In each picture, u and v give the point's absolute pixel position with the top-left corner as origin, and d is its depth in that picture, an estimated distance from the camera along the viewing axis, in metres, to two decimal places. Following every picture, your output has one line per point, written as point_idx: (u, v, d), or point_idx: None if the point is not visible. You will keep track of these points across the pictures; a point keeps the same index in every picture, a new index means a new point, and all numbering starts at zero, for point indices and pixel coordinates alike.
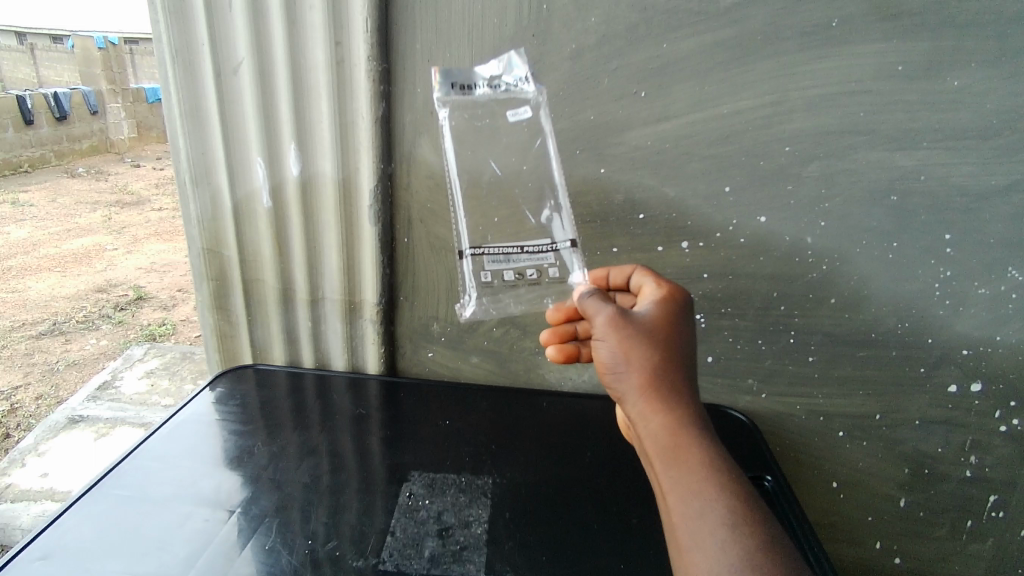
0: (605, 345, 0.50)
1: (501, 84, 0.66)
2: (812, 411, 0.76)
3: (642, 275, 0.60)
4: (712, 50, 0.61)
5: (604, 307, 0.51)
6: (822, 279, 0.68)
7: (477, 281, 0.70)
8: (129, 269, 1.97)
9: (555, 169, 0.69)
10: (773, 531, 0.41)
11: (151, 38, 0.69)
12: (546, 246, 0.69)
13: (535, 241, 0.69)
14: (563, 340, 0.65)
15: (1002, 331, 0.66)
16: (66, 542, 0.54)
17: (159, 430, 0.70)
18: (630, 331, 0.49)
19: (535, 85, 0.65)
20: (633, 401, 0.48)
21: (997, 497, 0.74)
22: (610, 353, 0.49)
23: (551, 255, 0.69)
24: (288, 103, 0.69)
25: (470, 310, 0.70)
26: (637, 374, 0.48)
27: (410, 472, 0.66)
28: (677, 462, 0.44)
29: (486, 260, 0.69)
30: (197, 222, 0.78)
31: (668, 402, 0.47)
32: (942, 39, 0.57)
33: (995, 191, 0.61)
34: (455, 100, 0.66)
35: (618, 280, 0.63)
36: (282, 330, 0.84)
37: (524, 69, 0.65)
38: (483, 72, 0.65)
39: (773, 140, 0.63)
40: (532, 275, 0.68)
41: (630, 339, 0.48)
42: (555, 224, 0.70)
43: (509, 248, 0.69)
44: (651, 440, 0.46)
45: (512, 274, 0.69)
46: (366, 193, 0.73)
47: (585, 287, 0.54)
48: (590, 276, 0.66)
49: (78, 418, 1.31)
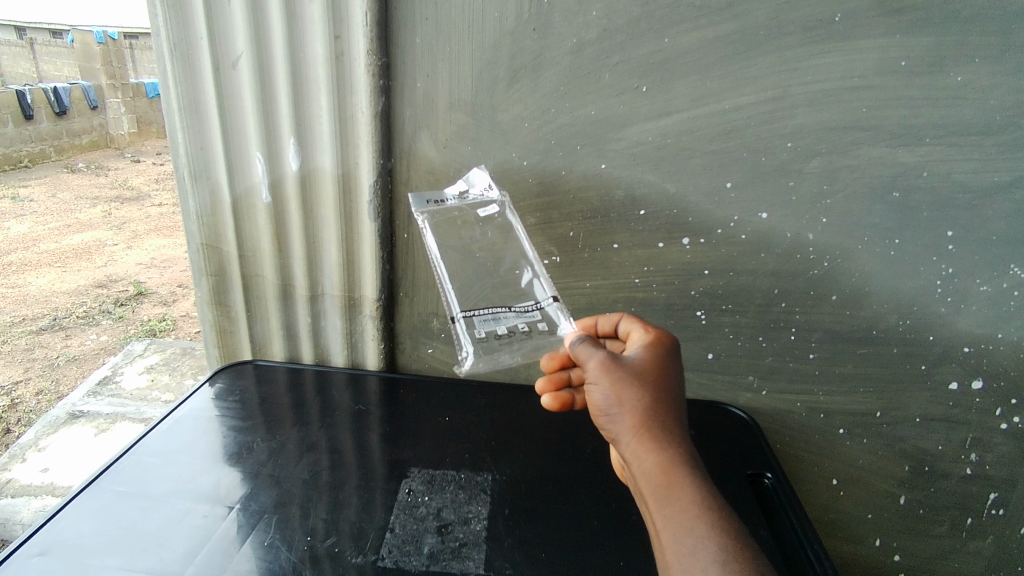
0: (598, 388, 0.50)
1: (469, 197, 0.71)
2: (813, 408, 0.76)
3: (630, 321, 0.60)
4: (713, 46, 0.60)
5: (597, 351, 0.52)
6: (823, 276, 0.68)
7: (472, 338, 0.65)
8: (129, 265, 1.98)
9: (525, 245, 0.73)
10: (765, 567, 0.40)
11: (149, 31, 0.69)
12: (531, 305, 0.69)
13: (519, 304, 0.70)
14: (558, 388, 0.60)
15: (1003, 329, 0.65)
16: (66, 537, 0.54)
17: (159, 426, 0.70)
18: (622, 372, 0.49)
19: (498, 190, 0.71)
20: (626, 440, 0.48)
21: (997, 494, 0.73)
22: (603, 394, 0.49)
23: (538, 313, 0.69)
24: (287, 98, 0.69)
25: (470, 363, 0.63)
26: (629, 415, 0.48)
27: (410, 470, 0.65)
28: (670, 500, 0.44)
29: (477, 319, 0.67)
30: (197, 217, 0.78)
31: (661, 441, 0.46)
32: (947, 34, 0.56)
33: (998, 188, 0.61)
34: (432, 212, 0.71)
35: (607, 328, 0.62)
36: (281, 326, 0.84)
37: (485, 177, 0.71)
38: (451, 191, 0.72)
39: (775, 136, 0.63)
40: (523, 330, 0.67)
41: (621, 380, 0.49)
42: (536, 287, 0.71)
43: (497, 309, 0.68)
44: (644, 479, 0.46)
45: (503, 331, 0.66)
46: (365, 187, 0.73)
47: (576, 334, 0.55)
48: (579, 324, 0.66)
49: (78, 413, 1.30)
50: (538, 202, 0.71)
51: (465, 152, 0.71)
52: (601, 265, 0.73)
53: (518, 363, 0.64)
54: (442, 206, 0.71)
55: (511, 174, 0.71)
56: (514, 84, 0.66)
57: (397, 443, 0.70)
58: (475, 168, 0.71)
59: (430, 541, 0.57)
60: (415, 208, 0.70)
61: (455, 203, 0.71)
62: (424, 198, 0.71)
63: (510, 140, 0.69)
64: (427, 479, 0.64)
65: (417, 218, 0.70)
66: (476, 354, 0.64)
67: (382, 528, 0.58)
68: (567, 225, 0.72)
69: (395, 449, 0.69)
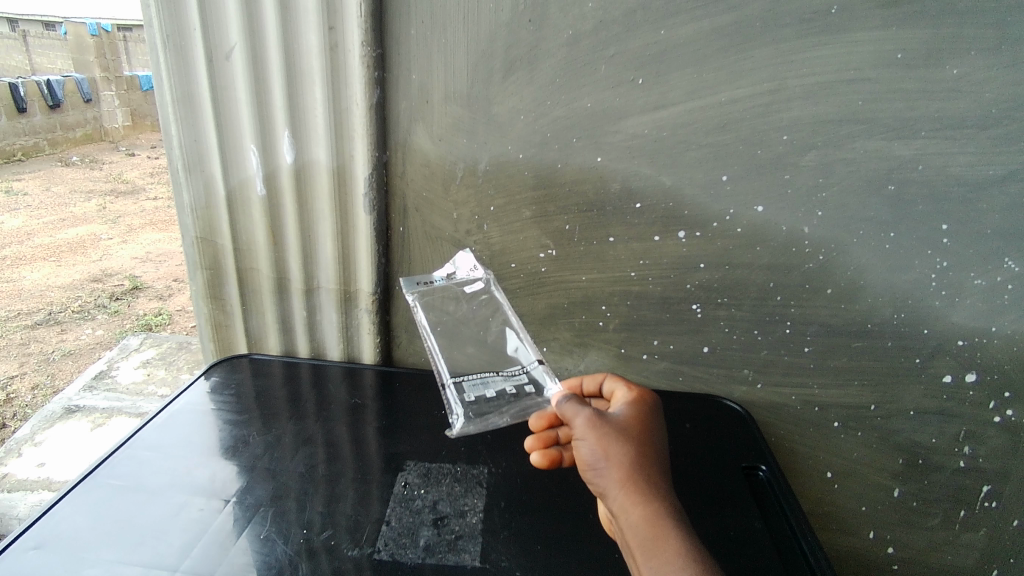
0: (585, 444, 0.50)
1: (456, 277, 0.77)
2: (808, 402, 0.76)
3: (613, 381, 0.62)
4: (708, 38, 0.60)
5: (582, 409, 0.52)
6: (818, 269, 0.68)
7: (461, 401, 0.66)
8: (125, 259, 1.99)
9: (510, 313, 0.76)
10: None
11: (141, 21, 0.68)
12: (517, 370, 0.71)
13: (506, 368, 0.71)
14: (547, 446, 0.59)
15: (998, 323, 0.66)
16: (60, 531, 0.54)
17: (154, 420, 0.70)
18: (607, 428, 0.51)
19: (482, 270, 0.77)
20: (613, 494, 0.48)
21: (990, 487, 0.73)
22: (589, 450, 0.50)
23: (524, 376, 0.70)
24: (281, 90, 0.68)
25: (460, 426, 0.63)
26: (615, 469, 0.48)
27: (406, 464, 0.66)
28: (656, 553, 0.44)
29: (466, 383, 0.68)
30: (191, 210, 0.78)
31: (647, 494, 0.47)
32: (942, 27, 0.56)
33: (993, 181, 0.60)
34: (422, 292, 0.75)
35: (591, 388, 0.64)
36: (276, 319, 0.84)
37: (469, 259, 0.76)
38: (440, 273, 0.77)
39: (771, 129, 0.63)
40: (511, 392, 0.68)
41: (608, 436, 0.50)
42: (520, 352, 0.73)
43: (485, 373, 0.69)
44: (630, 533, 0.46)
45: (492, 394, 0.67)
46: (360, 180, 0.73)
47: (562, 392, 0.56)
48: (564, 384, 0.67)
49: (74, 408, 1.33)
50: (534, 195, 0.71)
51: (460, 146, 0.70)
52: (597, 258, 0.73)
53: (507, 424, 0.64)
54: (430, 285, 0.76)
55: (507, 167, 0.70)
56: (510, 76, 0.66)
57: (392, 436, 0.70)
58: (459, 253, 0.76)
59: (426, 532, 0.57)
60: (405, 289, 0.75)
61: (442, 282, 0.77)
62: (414, 281, 0.76)
63: (505, 134, 0.69)
64: (422, 473, 0.64)
65: (408, 299, 0.75)
66: (467, 418, 0.64)
67: (378, 522, 0.58)
68: (563, 219, 0.72)
69: (392, 442, 0.69)
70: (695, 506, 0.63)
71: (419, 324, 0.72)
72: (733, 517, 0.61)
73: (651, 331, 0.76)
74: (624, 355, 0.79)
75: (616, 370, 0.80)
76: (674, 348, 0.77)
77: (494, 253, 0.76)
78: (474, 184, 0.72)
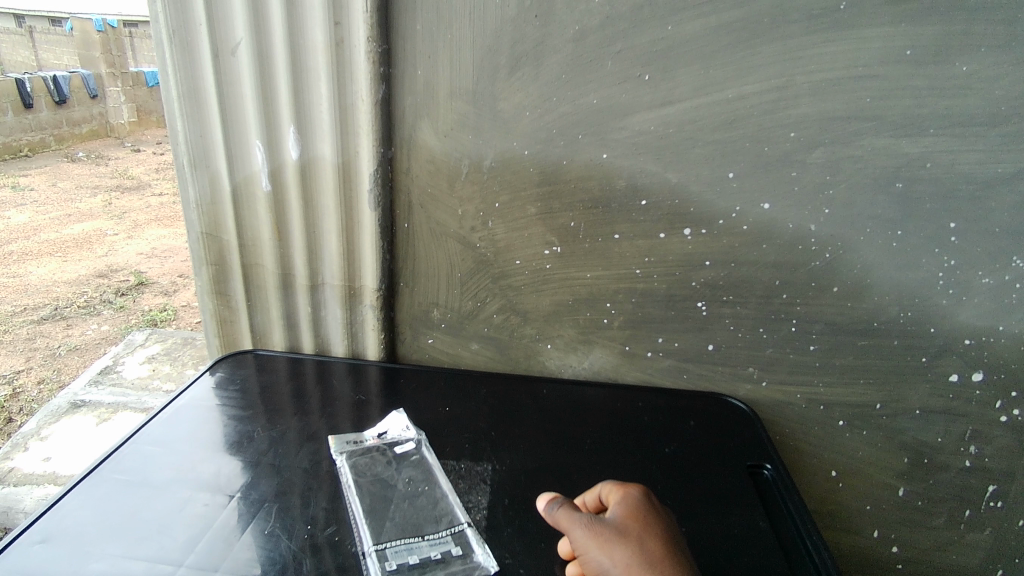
0: (588, 558, 0.48)
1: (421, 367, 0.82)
2: (813, 400, 0.75)
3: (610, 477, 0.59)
4: (715, 34, 0.60)
5: (577, 518, 0.50)
6: (824, 267, 0.68)
7: (383, 449, 0.67)
8: (131, 256, 2.15)
9: (464, 405, 0.75)
10: None
11: (147, 18, 0.68)
12: (460, 447, 0.68)
13: (452, 440, 0.69)
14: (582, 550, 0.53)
15: (1005, 322, 0.65)
16: (67, 525, 0.55)
17: (159, 415, 0.70)
18: (607, 532, 0.48)
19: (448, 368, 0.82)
20: None
21: (996, 487, 0.73)
22: (595, 562, 0.47)
23: (463, 457, 0.67)
24: (286, 86, 0.68)
25: (346, 460, 0.64)
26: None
27: (385, 465, 0.65)
28: None
29: (403, 435, 0.69)
30: (196, 206, 0.78)
31: None
32: (953, 23, 0.55)
33: (1002, 179, 0.60)
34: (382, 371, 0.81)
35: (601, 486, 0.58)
36: (282, 315, 0.84)
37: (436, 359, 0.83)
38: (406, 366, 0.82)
39: (778, 125, 0.62)
40: (434, 461, 0.66)
41: (609, 542, 0.47)
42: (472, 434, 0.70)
43: (426, 432, 0.70)
44: None
45: (418, 453, 0.67)
46: (366, 176, 0.73)
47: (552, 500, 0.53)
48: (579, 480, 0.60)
49: (79, 403, 1.35)
50: (539, 192, 0.71)
51: (466, 143, 0.70)
52: (602, 256, 0.73)
53: (374, 475, 0.63)
54: (394, 368, 0.82)
55: (512, 164, 0.70)
56: (515, 72, 0.66)
57: (387, 433, 0.69)
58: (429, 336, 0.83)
59: (428, 530, 0.57)
60: (370, 367, 0.82)
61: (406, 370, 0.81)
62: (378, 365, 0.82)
63: (512, 130, 0.68)
64: (400, 477, 0.63)
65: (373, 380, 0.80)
66: (376, 462, 0.65)
67: (381, 519, 0.58)
68: (568, 215, 0.71)
69: (386, 440, 0.68)
70: (698, 503, 0.63)
71: (369, 396, 0.76)
72: (736, 516, 0.61)
73: (656, 329, 0.76)
74: (629, 353, 0.79)
75: (620, 367, 0.80)
76: (679, 345, 0.77)
77: (499, 250, 0.76)
78: (479, 181, 0.72)
